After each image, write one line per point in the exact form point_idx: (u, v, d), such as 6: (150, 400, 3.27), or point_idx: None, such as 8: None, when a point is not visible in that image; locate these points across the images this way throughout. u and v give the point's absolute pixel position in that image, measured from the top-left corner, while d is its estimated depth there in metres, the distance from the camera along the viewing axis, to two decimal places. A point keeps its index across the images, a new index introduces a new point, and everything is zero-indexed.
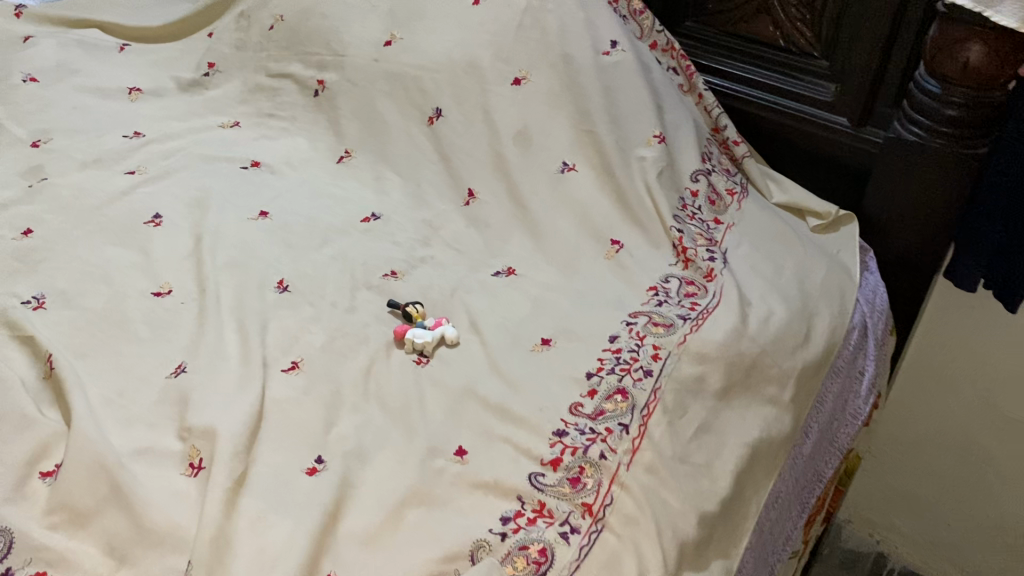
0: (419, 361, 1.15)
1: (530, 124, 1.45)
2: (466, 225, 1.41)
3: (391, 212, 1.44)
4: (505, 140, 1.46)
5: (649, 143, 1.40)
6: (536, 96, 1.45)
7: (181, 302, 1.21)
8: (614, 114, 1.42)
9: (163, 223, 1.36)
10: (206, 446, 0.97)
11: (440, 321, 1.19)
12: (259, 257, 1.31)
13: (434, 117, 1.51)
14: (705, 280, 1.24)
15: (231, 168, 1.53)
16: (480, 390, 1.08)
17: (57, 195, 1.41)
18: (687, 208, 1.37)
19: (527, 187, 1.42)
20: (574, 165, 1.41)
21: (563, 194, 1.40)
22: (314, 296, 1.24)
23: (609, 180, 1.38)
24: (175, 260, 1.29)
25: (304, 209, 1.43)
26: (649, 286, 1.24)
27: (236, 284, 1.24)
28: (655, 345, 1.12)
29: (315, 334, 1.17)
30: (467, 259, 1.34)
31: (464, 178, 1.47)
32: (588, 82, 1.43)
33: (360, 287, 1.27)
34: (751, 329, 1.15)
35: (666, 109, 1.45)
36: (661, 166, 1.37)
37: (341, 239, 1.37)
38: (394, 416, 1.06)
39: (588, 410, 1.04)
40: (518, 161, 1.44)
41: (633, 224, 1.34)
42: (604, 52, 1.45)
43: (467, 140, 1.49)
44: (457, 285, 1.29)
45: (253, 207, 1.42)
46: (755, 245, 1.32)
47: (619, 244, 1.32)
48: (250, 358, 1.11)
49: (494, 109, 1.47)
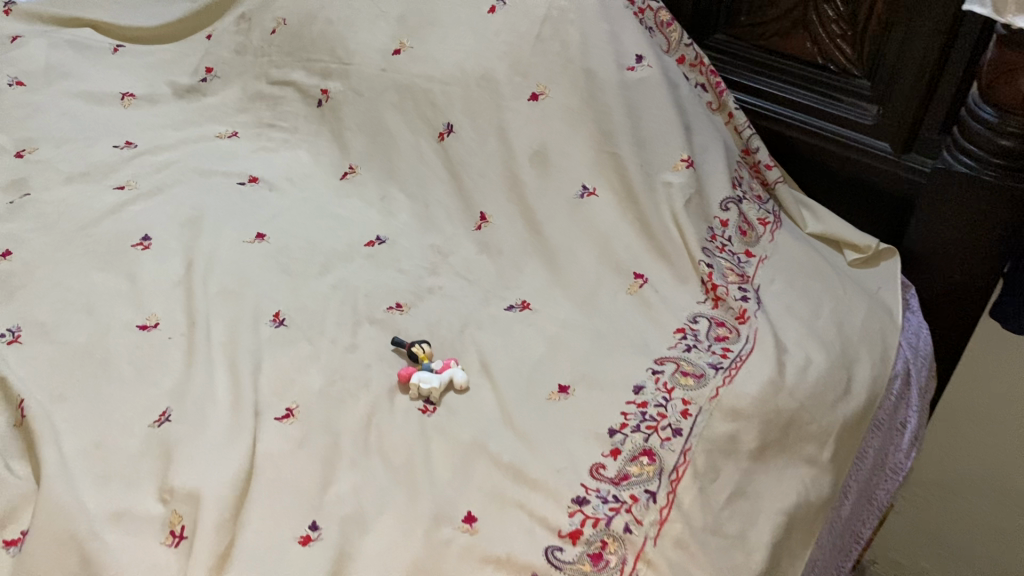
0: (424, 409, 1.05)
1: (548, 143, 1.35)
2: (477, 252, 1.31)
3: (397, 236, 1.34)
4: (521, 160, 1.36)
5: (676, 167, 1.29)
6: (554, 113, 1.35)
7: (169, 337, 1.11)
8: (638, 136, 1.31)
9: (152, 246, 1.26)
10: (190, 512, 0.88)
11: (449, 363, 1.09)
12: (254, 285, 1.21)
13: (445, 133, 1.42)
14: (737, 323, 1.15)
15: (227, 183, 1.44)
16: (491, 446, 0.99)
17: (40, 212, 1.31)
18: (716, 239, 1.26)
19: (544, 211, 1.32)
20: (594, 189, 1.30)
21: (583, 221, 1.30)
22: (313, 332, 1.14)
23: (632, 207, 1.28)
24: (163, 288, 1.19)
25: (303, 230, 1.33)
26: (677, 327, 1.14)
27: (229, 316, 1.15)
28: (684, 400, 1.02)
29: (313, 376, 1.07)
30: (478, 290, 1.24)
31: (476, 199, 1.37)
32: (611, 100, 1.32)
33: (362, 321, 1.17)
34: (788, 381, 1.05)
35: (693, 130, 1.35)
36: (689, 193, 1.27)
37: (343, 265, 1.27)
38: (397, 473, 0.96)
39: (610, 474, 0.95)
40: (534, 183, 1.34)
41: (658, 257, 1.24)
42: (628, 68, 1.34)
43: (480, 159, 1.39)
44: (467, 319, 1.19)
45: (249, 228, 1.33)
46: (789, 282, 1.22)
47: (643, 278, 1.23)
48: (240, 403, 1.01)
49: (510, 126, 1.37)
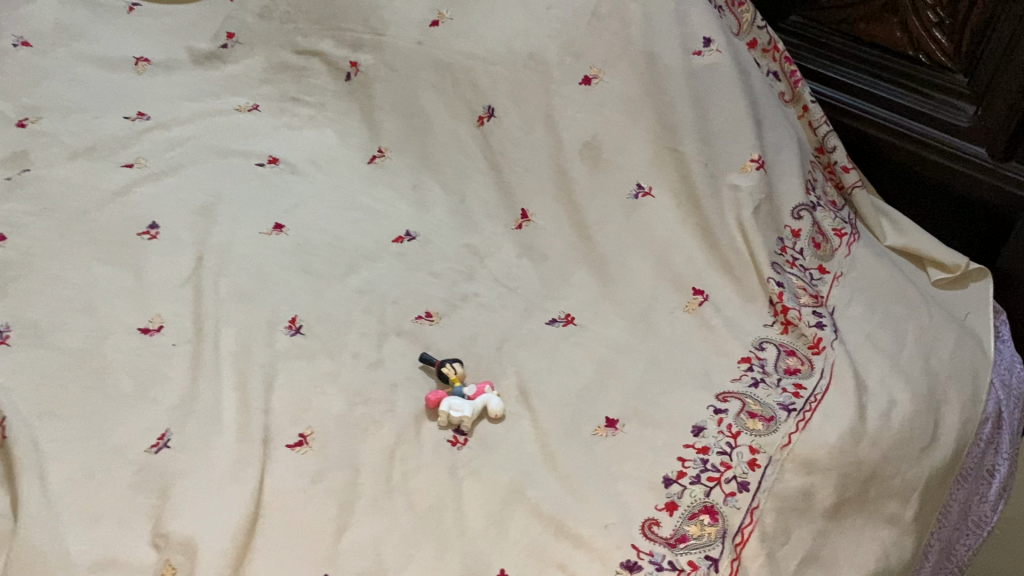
0: (454, 442, 0.93)
1: (602, 135, 1.21)
2: (518, 254, 1.18)
3: (430, 232, 1.21)
4: (570, 153, 1.22)
5: (745, 168, 1.15)
6: (610, 101, 1.21)
7: (174, 345, 1.00)
8: (703, 131, 1.17)
9: (160, 235, 1.14)
10: (185, 564, 0.76)
11: (483, 388, 0.96)
12: (270, 286, 1.09)
13: (485, 117, 1.28)
14: (810, 353, 1.02)
15: (245, 164, 1.31)
16: (531, 491, 0.87)
17: (41, 191, 1.20)
18: (786, 253, 1.13)
19: (594, 213, 1.19)
20: (651, 189, 1.17)
21: (637, 226, 1.17)
22: (334, 344, 1.03)
23: (693, 213, 1.15)
24: (170, 286, 1.07)
25: (328, 223, 1.21)
26: (741, 356, 1.01)
27: (242, 323, 1.03)
28: (752, 447, 0.89)
29: (332, 397, 0.96)
30: (518, 300, 1.12)
31: (519, 194, 1.24)
32: (674, 90, 1.19)
33: (388, 332, 1.05)
34: (870, 427, 0.92)
35: (765, 126, 1.20)
36: (758, 198, 1.13)
37: (370, 265, 1.15)
38: (423, 519, 0.85)
39: (665, 533, 0.82)
40: (584, 181, 1.21)
41: (721, 270, 1.11)
42: (694, 52, 1.20)
43: (525, 150, 1.25)
44: (505, 335, 1.07)
45: (266, 218, 1.20)
46: (870, 305, 1.08)
47: (703, 295, 1.10)
48: (248, 429, 0.90)
49: (559, 114, 1.23)
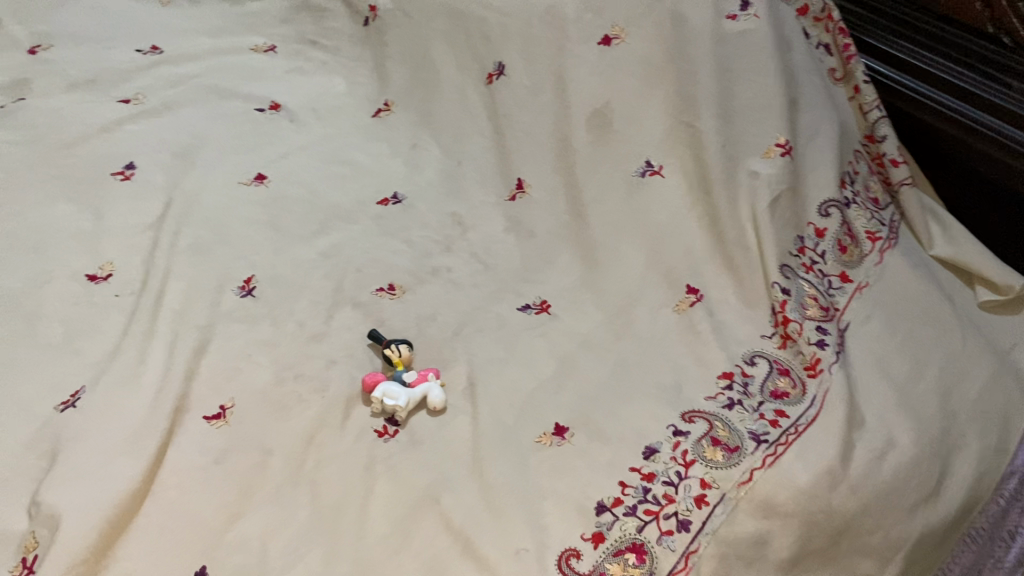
0: (381, 433, 0.85)
1: (613, 103, 1.08)
2: (504, 228, 1.08)
3: (417, 196, 1.13)
4: (576, 121, 1.10)
5: (769, 153, 1.01)
6: (626, 64, 1.08)
7: (116, 296, 0.96)
8: (725, 107, 1.03)
9: (133, 177, 1.10)
10: (47, 540, 0.71)
11: (426, 376, 0.88)
12: (231, 242, 1.03)
13: (495, 75, 1.17)
14: (804, 375, 0.87)
15: (244, 109, 1.25)
16: (446, 499, 0.78)
17: (28, 121, 1.17)
18: (804, 254, 0.99)
19: (592, 189, 1.07)
20: (660, 168, 1.05)
21: (637, 208, 1.04)
22: (280, 310, 0.96)
23: (700, 200, 1.02)
24: (129, 232, 1.03)
25: (311, 178, 1.14)
26: (723, 372, 0.88)
27: (191, 279, 0.98)
28: (704, 480, 0.77)
29: (262, 369, 0.90)
30: (493, 279, 1.02)
31: (517, 162, 1.13)
32: (699, 57, 1.04)
33: (343, 303, 0.98)
34: (853, 472, 0.78)
35: (801, 108, 1.05)
36: (778, 188, 0.98)
37: (344, 227, 1.08)
38: (323, 516, 0.77)
39: (583, 568, 0.72)
40: (587, 152, 1.09)
41: (722, 268, 0.98)
42: (728, 16, 1.05)
43: (530, 113, 1.13)
44: (465, 318, 0.98)
45: (248, 168, 1.15)
46: (890, 323, 0.93)
47: (698, 294, 0.96)
48: (161, 396, 0.84)
49: (570, 76, 1.11)
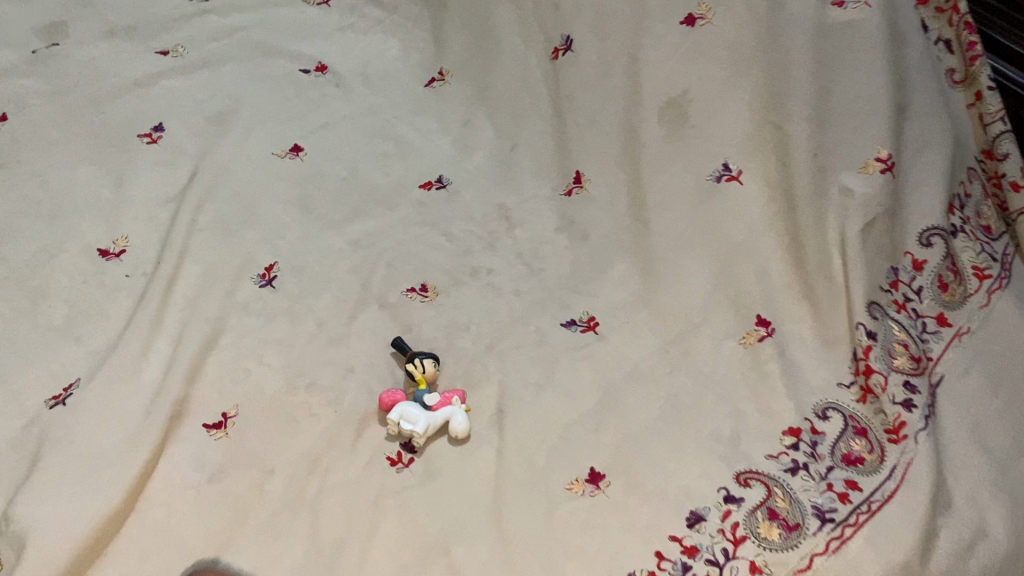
0: (393, 461, 0.76)
1: (692, 94, 0.96)
2: (555, 227, 0.97)
3: (463, 183, 1.03)
4: (648, 110, 0.97)
5: (867, 167, 0.87)
6: (711, 49, 0.95)
7: (126, 276, 0.88)
8: (820, 110, 0.89)
9: (161, 140, 1.02)
10: (11, 560, 0.65)
11: (449, 399, 0.79)
12: (256, 222, 0.95)
13: (562, 50, 1.05)
14: (884, 438, 0.75)
15: (288, 69, 1.15)
16: (459, 551, 0.68)
17: (61, 71, 1.10)
18: (896, 290, 0.85)
19: (658, 190, 0.94)
20: (739, 173, 0.91)
21: (708, 219, 0.91)
22: (301, 306, 0.87)
23: (783, 216, 0.89)
24: (149, 204, 0.95)
25: (350, 154, 1.05)
26: (789, 428, 0.76)
27: (209, 263, 0.90)
28: (754, 563, 0.66)
29: (272, 373, 0.81)
30: (538, 286, 0.91)
31: (577, 151, 1.01)
32: (795, 49, 0.90)
33: (369, 301, 0.88)
34: (934, 566, 0.66)
35: (910, 115, 0.91)
36: (874, 211, 0.85)
37: (380, 213, 0.98)
38: (321, 552, 0.68)
39: None
40: (655, 147, 0.96)
41: (800, 297, 0.85)
42: (834, 2, 0.92)
43: (596, 96, 1.01)
44: (502, 330, 0.87)
45: (285, 137, 1.05)
46: (993, 381, 0.79)
47: (768, 328, 0.84)
48: (159, 398, 0.77)
49: (645, 59, 0.98)
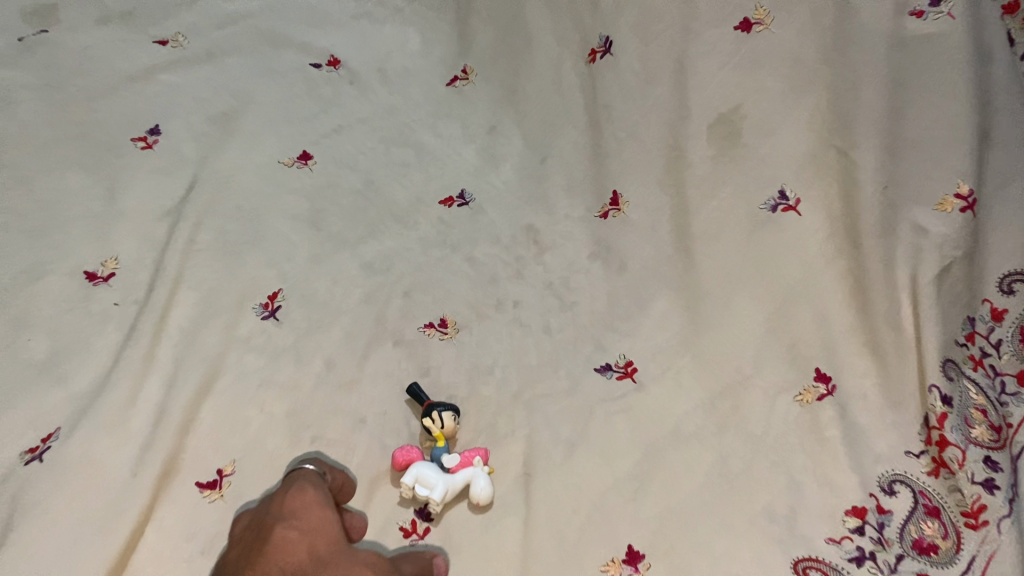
0: (406, 531, 0.69)
1: (746, 109, 0.85)
2: (589, 254, 0.89)
3: (487, 199, 0.95)
4: (695, 126, 0.87)
5: (942, 203, 0.74)
6: (769, 60, 0.84)
7: (115, 304, 0.79)
8: (892, 138, 0.77)
9: (157, 145, 0.93)
10: None
11: (469, 460, 0.71)
12: (261, 243, 0.87)
13: (599, 51, 0.94)
14: (960, 522, 0.64)
15: (297, 62, 1.06)
16: None
17: (48, 60, 1.00)
18: (973, 344, 0.71)
19: (706, 218, 0.85)
20: (796, 203, 0.81)
21: (760, 254, 0.81)
22: (307, 342, 0.79)
23: (846, 253, 0.78)
24: (144, 219, 0.86)
25: (366, 163, 0.97)
26: (853, 507, 0.68)
27: (208, 289, 0.81)
28: None
29: (275, 423, 0.73)
30: (569, 324, 0.83)
31: (614, 167, 0.91)
32: (865, 68, 0.79)
33: (383, 338, 0.80)
34: None
35: (996, 141, 0.72)
36: (950, 254, 0.72)
37: (398, 233, 0.91)
38: None
39: None
40: (704, 168, 0.86)
41: (865, 348, 0.75)
42: (913, 11, 0.76)
43: (637, 107, 0.91)
44: (530, 375, 0.79)
45: (294, 143, 0.97)
46: None
47: (829, 385, 0.75)
48: (148, 455, 0.69)
49: (694, 68, 0.88)
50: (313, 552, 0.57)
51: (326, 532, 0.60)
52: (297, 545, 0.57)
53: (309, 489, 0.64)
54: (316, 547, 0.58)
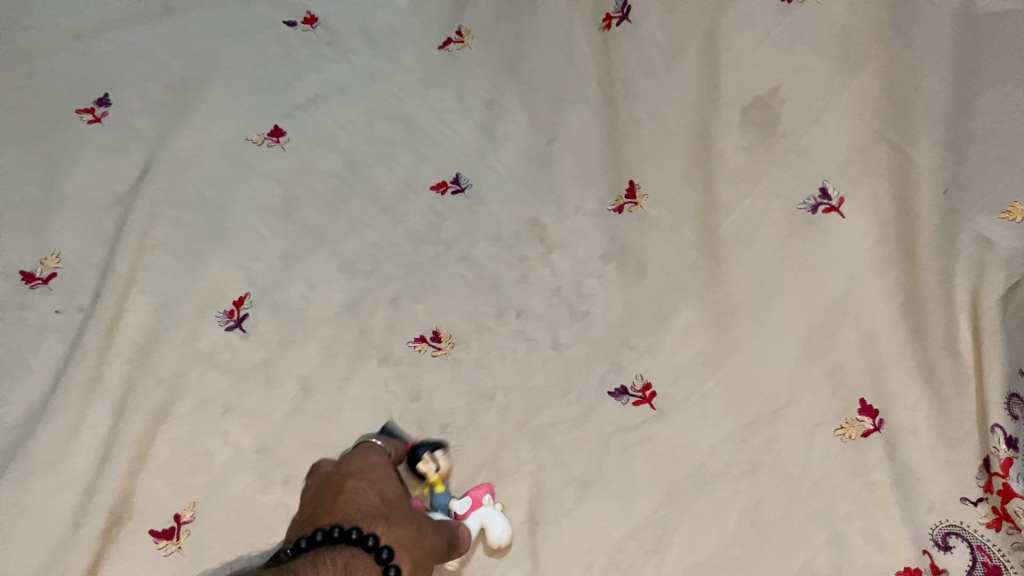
0: None
1: (787, 91, 0.73)
2: (602, 254, 0.79)
3: (486, 185, 0.84)
4: (728, 110, 0.76)
5: (1011, 212, 0.62)
6: (814, 34, 0.72)
7: (56, 312, 0.69)
8: (957, 135, 0.65)
9: (105, 118, 0.82)
10: None
11: (479, 500, 0.63)
12: (225, 238, 0.77)
13: (617, 17, 0.83)
14: None
15: (269, 19, 0.92)
16: None
17: None
18: None
19: (738, 219, 0.74)
20: (840, 204, 0.70)
21: (797, 263, 0.71)
22: (280, 358, 0.70)
23: (897, 264, 0.67)
24: (90, 208, 0.76)
25: (348, 139, 0.86)
26: (906, 568, 0.59)
27: (165, 293, 0.72)
28: None
29: (241, 457, 0.64)
30: (580, 338, 0.74)
31: (631, 154, 0.81)
32: (930, 51, 0.66)
33: (367, 354, 0.72)
34: None
35: None
36: (1019, 271, 0.62)
37: (384, 227, 0.80)
38: None
39: None
40: (736, 159, 0.75)
41: (918, 378, 0.65)
42: None
43: (660, 86, 0.80)
44: (537, 400, 0.70)
45: (264, 115, 0.85)
46: None
47: (876, 419, 0.65)
48: (92, 499, 0.60)
49: (728, 40, 0.76)
50: (384, 495, 0.54)
51: (389, 484, 0.57)
52: (367, 491, 0.53)
53: (369, 455, 0.60)
54: (385, 493, 0.54)
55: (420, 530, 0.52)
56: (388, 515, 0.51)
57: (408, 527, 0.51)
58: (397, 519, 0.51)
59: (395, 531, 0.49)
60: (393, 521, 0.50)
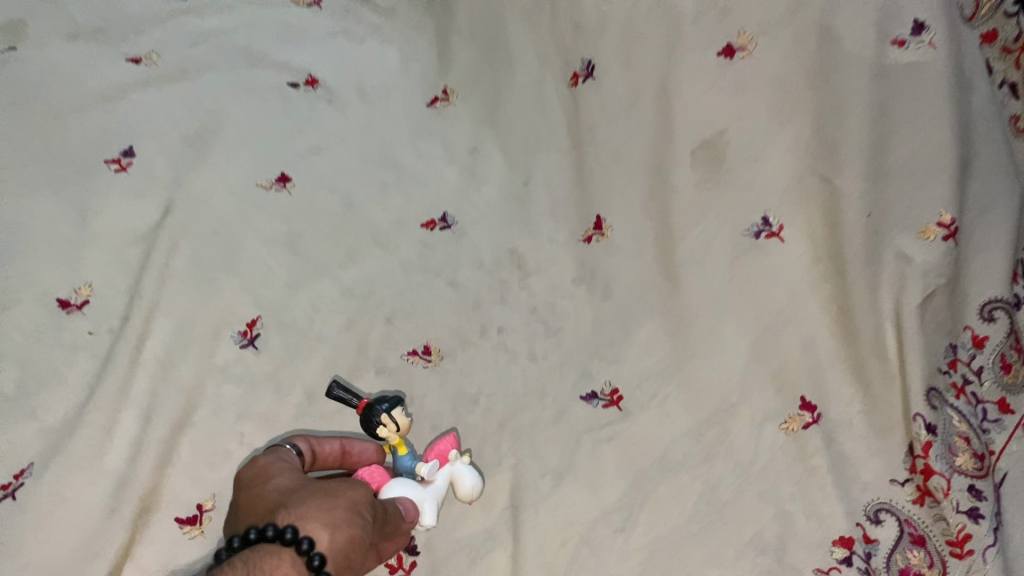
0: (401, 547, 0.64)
1: (730, 133, 0.83)
2: (573, 279, 0.89)
3: (470, 222, 0.94)
4: (680, 150, 0.86)
5: (926, 232, 0.71)
6: (751, 84, 0.82)
7: (89, 334, 0.78)
8: (876, 167, 0.75)
9: (130, 167, 0.92)
10: None
11: (445, 458, 0.68)
12: (237, 269, 0.86)
13: (582, 74, 0.94)
14: (946, 551, 0.64)
15: (274, 80, 1.04)
16: None
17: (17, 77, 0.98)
18: (954, 370, 0.69)
19: (692, 243, 0.84)
20: (779, 230, 0.80)
21: (744, 280, 0.81)
22: (287, 372, 0.79)
23: (830, 280, 0.77)
24: (116, 244, 0.85)
25: (345, 183, 0.96)
26: (841, 537, 0.67)
27: (185, 317, 0.81)
28: None
29: None
30: (554, 350, 0.84)
31: (597, 191, 0.91)
32: (850, 94, 0.76)
33: (364, 366, 0.80)
34: None
35: (971, 171, 0.71)
36: (934, 282, 0.70)
37: (379, 258, 0.90)
38: None
39: None
40: (689, 192, 0.85)
41: (850, 377, 0.74)
42: (895, 39, 0.74)
43: (621, 132, 0.91)
44: (516, 405, 0.79)
45: (270, 163, 0.95)
46: None
47: (814, 413, 0.74)
48: (124, 491, 0.68)
49: (679, 90, 0.87)
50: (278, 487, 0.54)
51: (287, 472, 0.56)
52: (263, 495, 0.53)
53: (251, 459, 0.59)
54: (281, 483, 0.54)
55: (329, 496, 0.53)
56: (288, 503, 0.51)
57: (313, 499, 0.52)
58: (300, 500, 0.52)
59: (298, 511, 0.50)
60: (295, 505, 0.50)
